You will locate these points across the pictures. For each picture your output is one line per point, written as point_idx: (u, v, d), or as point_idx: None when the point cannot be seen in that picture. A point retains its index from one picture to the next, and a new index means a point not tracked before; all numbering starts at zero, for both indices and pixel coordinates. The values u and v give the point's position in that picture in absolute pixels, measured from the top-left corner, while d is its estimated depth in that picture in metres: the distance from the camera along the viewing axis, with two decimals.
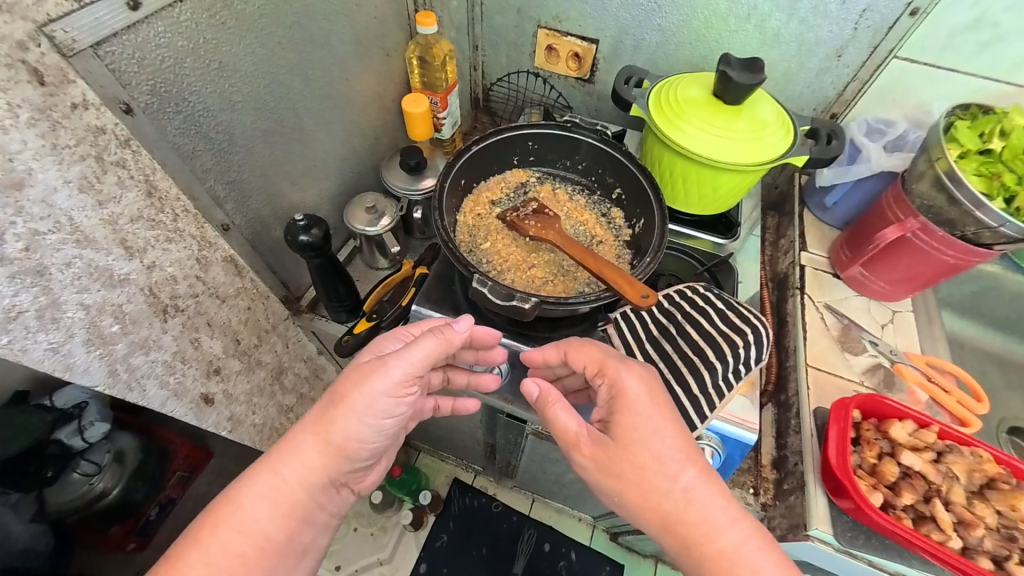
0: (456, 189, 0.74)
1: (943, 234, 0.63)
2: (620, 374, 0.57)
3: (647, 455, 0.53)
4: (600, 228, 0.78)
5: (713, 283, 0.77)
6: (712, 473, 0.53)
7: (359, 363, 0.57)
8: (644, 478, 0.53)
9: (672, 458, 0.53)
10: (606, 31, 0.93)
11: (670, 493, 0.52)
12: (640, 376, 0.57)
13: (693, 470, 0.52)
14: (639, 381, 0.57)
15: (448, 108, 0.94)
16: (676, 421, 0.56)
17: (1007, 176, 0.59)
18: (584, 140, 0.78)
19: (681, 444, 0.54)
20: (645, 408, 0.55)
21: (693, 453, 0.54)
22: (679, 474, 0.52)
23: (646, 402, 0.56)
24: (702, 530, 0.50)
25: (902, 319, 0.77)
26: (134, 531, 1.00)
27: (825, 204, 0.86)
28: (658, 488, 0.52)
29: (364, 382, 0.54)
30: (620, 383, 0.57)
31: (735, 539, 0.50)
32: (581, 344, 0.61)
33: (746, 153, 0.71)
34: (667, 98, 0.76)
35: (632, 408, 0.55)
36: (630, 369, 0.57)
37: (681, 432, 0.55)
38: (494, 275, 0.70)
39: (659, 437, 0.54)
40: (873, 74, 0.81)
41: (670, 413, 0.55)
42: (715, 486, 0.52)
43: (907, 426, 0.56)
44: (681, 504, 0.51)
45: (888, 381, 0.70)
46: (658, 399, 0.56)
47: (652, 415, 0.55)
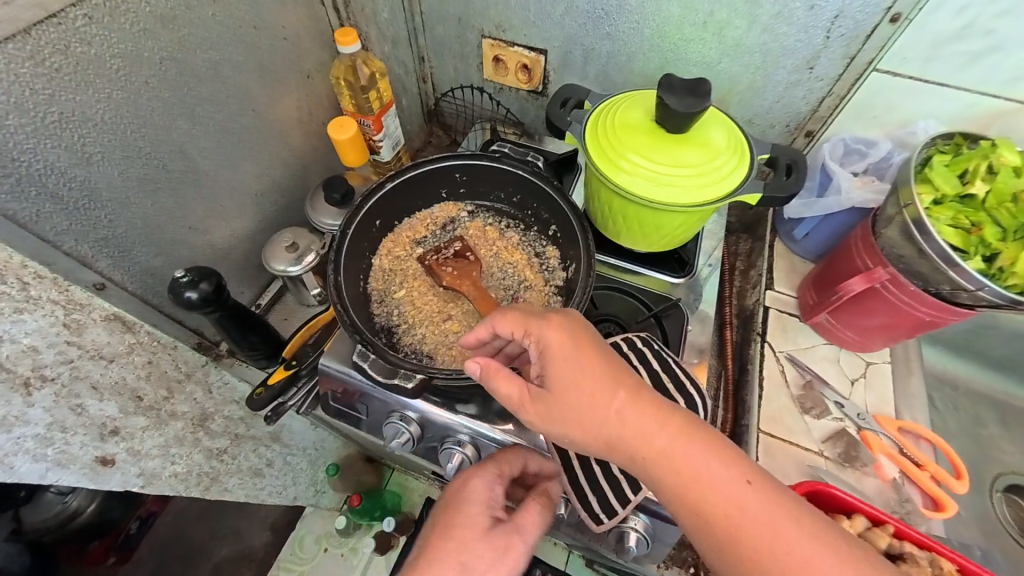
0: (369, 231, 0.67)
1: (916, 289, 0.53)
2: (543, 328, 0.46)
3: (577, 393, 0.44)
4: (531, 270, 0.69)
5: (659, 333, 0.68)
6: (641, 388, 0.44)
7: (483, 530, 0.55)
8: (583, 420, 0.43)
9: (603, 387, 0.43)
10: (553, 41, 0.84)
11: (606, 420, 0.43)
12: (565, 319, 0.47)
13: (621, 394, 0.43)
14: (560, 330, 0.46)
15: (385, 130, 0.89)
16: (603, 349, 0.46)
17: (988, 229, 0.49)
18: (516, 172, 0.71)
19: (607, 368, 0.44)
20: (565, 350, 0.45)
21: (620, 373, 0.44)
22: (611, 399, 0.43)
23: (569, 344, 0.45)
24: (640, 442, 0.42)
25: (875, 373, 0.66)
26: (114, 546, 1.20)
27: (795, 235, 0.75)
28: (592, 423, 0.43)
29: (500, 562, 0.53)
30: (540, 335, 0.46)
31: (671, 440, 0.42)
32: (504, 311, 0.49)
33: (691, 188, 0.63)
34: (605, 123, 0.68)
35: (559, 357, 0.45)
36: (556, 324, 0.46)
37: (604, 357, 0.45)
38: (403, 331, 0.62)
39: (588, 373, 0.44)
40: (849, 88, 0.70)
41: (595, 349, 0.45)
42: (642, 398, 0.43)
43: (857, 525, 0.48)
44: (620, 428, 0.42)
45: (850, 453, 0.60)
46: (582, 336, 0.46)
47: (580, 356, 0.45)
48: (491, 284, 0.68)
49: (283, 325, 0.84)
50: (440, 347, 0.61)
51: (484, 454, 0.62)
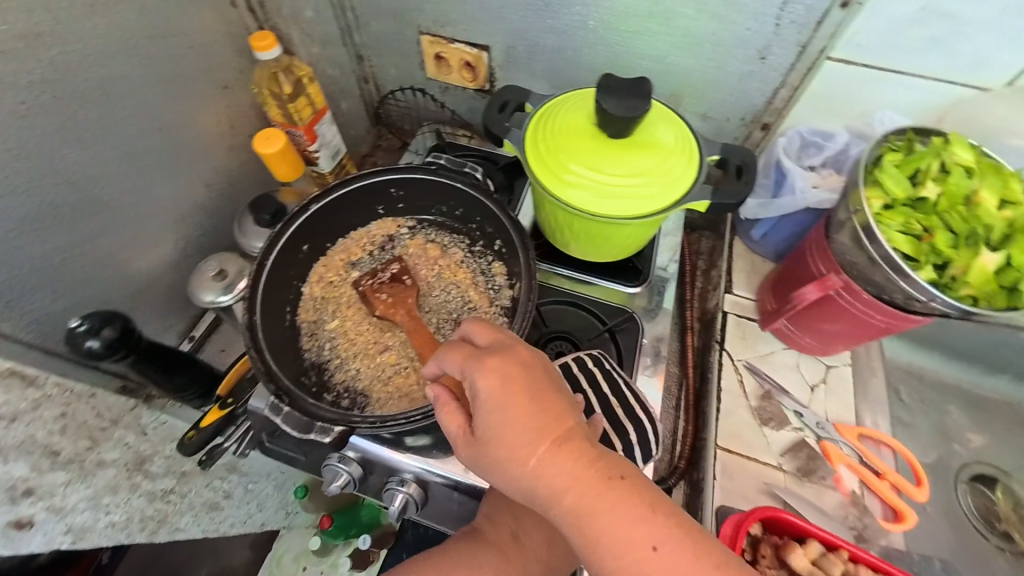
0: (295, 258, 0.62)
1: (869, 296, 0.50)
2: (477, 372, 0.41)
3: (499, 441, 0.39)
4: (476, 290, 0.65)
5: (612, 349, 0.65)
6: (568, 437, 0.39)
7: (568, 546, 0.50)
8: (504, 469, 0.39)
9: (525, 436, 0.39)
10: (494, 36, 0.78)
11: (520, 475, 0.39)
12: (504, 357, 0.42)
13: (543, 446, 0.38)
14: (492, 374, 0.41)
15: (320, 138, 0.82)
16: (535, 393, 0.41)
17: (940, 235, 0.45)
18: (455, 184, 0.66)
19: (534, 415, 0.40)
20: (493, 395, 0.40)
21: (543, 422, 0.39)
22: (531, 450, 0.39)
23: (499, 389, 0.41)
24: (550, 499, 0.38)
25: (836, 377, 0.63)
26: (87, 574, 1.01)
27: (753, 235, 0.72)
28: (513, 474, 0.39)
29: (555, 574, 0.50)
30: (474, 376, 0.42)
31: (582, 499, 0.37)
32: (449, 345, 0.45)
33: (636, 197, 0.59)
34: (543, 129, 0.64)
35: (486, 401, 0.41)
36: (492, 366, 0.42)
37: (534, 401, 0.40)
38: (335, 367, 0.58)
39: (512, 421, 0.39)
40: (803, 79, 0.66)
41: (525, 393, 0.40)
42: (566, 450, 0.38)
43: (810, 551, 0.45)
44: (532, 484, 0.38)
45: (809, 466, 0.57)
46: (514, 378, 0.41)
47: (502, 405, 0.40)
48: (434, 307, 0.63)
49: (220, 356, 0.79)
50: (375, 384, 0.56)
51: (431, 490, 0.58)
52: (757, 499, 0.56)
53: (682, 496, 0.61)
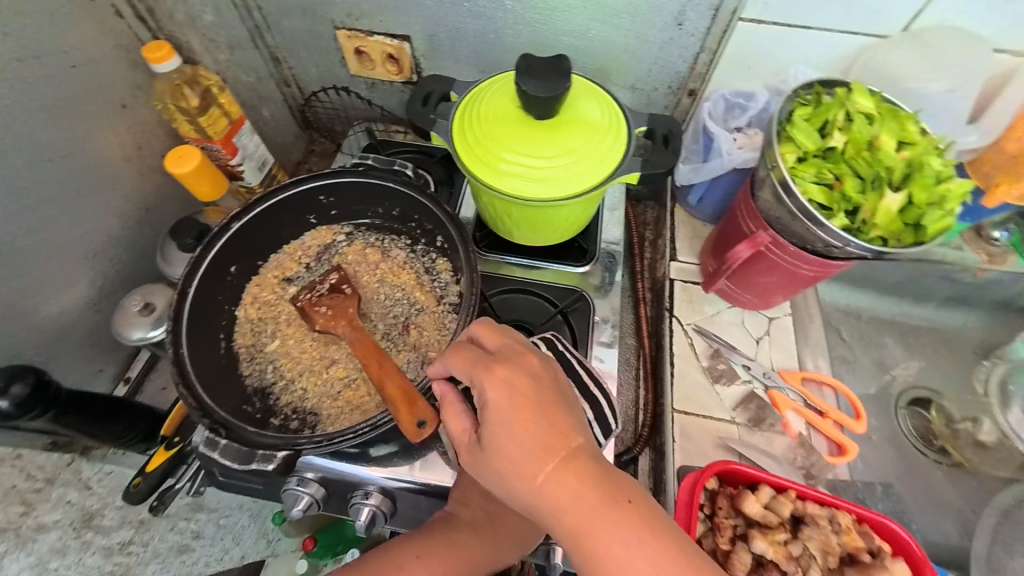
0: (222, 282, 0.58)
1: (794, 248, 0.52)
2: (484, 380, 0.40)
3: (502, 453, 0.38)
4: (422, 290, 0.63)
5: (565, 330, 0.66)
6: (575, 455, 0.37)
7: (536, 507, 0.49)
8: (504, 481, 0.38)
9: (530, 451, 0.37)
10: (413, 26, 0.75)
11: (521, 487, 0.37)
12: (512, 367, 0.40)
13: (548, 464, 0.37)
14: (499, 385, 0.39)
15: (242, 151, 0.77)
16: (542, 408, 0.39)
17: (848, 182, 0.47)
18: (386, 184, 0.63)
19: (541, 430, 0.38)
20: (498, 408, 0.39)
21: (549, 438, 0.38)
22: (535, 466, 0.37)
23: (506, 401, 0.39)
24: (550, 514, 0.37)
25: (778, 328, 0.66)
26: None
27: (691, 201, 0.74)
28: (514, 487, 0.38)
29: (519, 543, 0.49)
30: (482, 385, 0.40)
31: (582, 516, 0.36)
32: (455, 348, 0.44)
33: (568, 177, 0.58)
34: (470, 118, 0.62)
35: (490, 413, 0.39)
36: (498, 376, 0.40)
37: (540, 416, 0.38)
38: (281, 390, 0.55)
39: (516, 436, 0.38)
40: (720, 41, 0.67)
41: (531, 408, 0.38)
42: (571, 469, 0.37)
43: (761, 497, 0.46)
44: (534, 498, 0.37)
45: (760, 415, 0.60)
46: (522, 391, 0.39)
47: (507, 418, 0.38)
48: (379, 314, 0.61)
49: (163, 395, 0.74)
50: (324, 400, 0.54)
51: (400, 500, 0.57)
52: (714, 454, 0.58)
53: (649, 462, 0.62)
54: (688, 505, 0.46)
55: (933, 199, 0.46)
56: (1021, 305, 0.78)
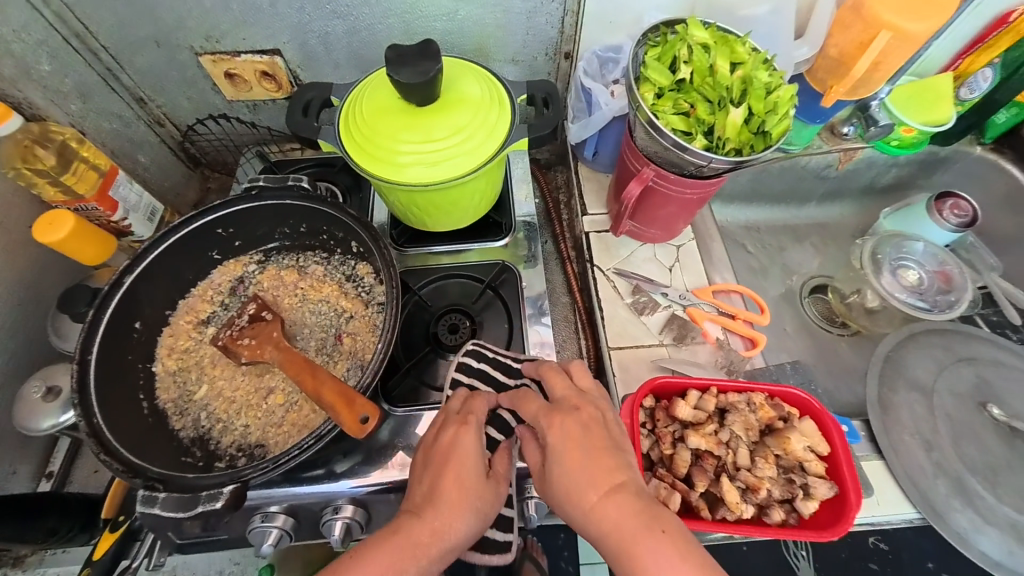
0: (128, 339, 0.55)
1: (674, 176, 0.57)
2: (544, 422, 0.47)
3: (559, 486, 0.43)
4: (346, 298, 0.62)
5: (497, 302, 0.68)
6: (621, 488, 0.41)
7: (478, 470, 0.47)
8: (566, 511, 0.43)
9: (579, 482, 0.42)
10: (279, 38, 0.73)
11: (574, 515, 0.42)
12: (568, 413, 0.46)
13: (594, 494, 0.41)
14: (553, 425, 0.46)
15: (123, 204, 0.72)
16: (591, 446, 0.44)
17: (700, 109, 0.53)
18: (283, 202, 0.61)
19: (590, 464, 0.43)
20: (552, 444, 0.45)
21: (596, 472, 0.42)
22: (583, 496, 0.42)
23: (558, 439, 0.45)
24: (601, 542, 0.40)
25: (685, 254, 0.73)
26: None
27: (587, 156, 0.78)
28: (573, 518, 0.42)
29: (474, 506, 0.45)
30: (543, 428, 0.47)
31: (625, 542, 0.39)
32: (525, 397, 0.51)
33: (462, 158, 0.60)
34: (354, 120, 0.62)
35: (547, 448, 0.45)
36: (553, 421, 0.46)
37: (590, 452, 0.44)
38: (221, 431, 0.54)
39: (568, 469, 0.43)
40: (578, 2, 0.70)
41: (582, 446, 0.44)
42: (614, 500, 0.41)
43: (689, 400, 0.52)
44: (586, 527, 0.41)
45: (684, 331, 0.66)
46: (572, 432, 0.45)
47: (559, 455, 0.44)
48: (308, 332, 0.61)
49: (96, 477, 0.68)
50: (269, 430, 0.53)
51: (370, 506, 0.57)
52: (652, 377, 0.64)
53: None
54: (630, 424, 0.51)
55: (768, 107, 0.52)
56: (880, 187, 0.90)
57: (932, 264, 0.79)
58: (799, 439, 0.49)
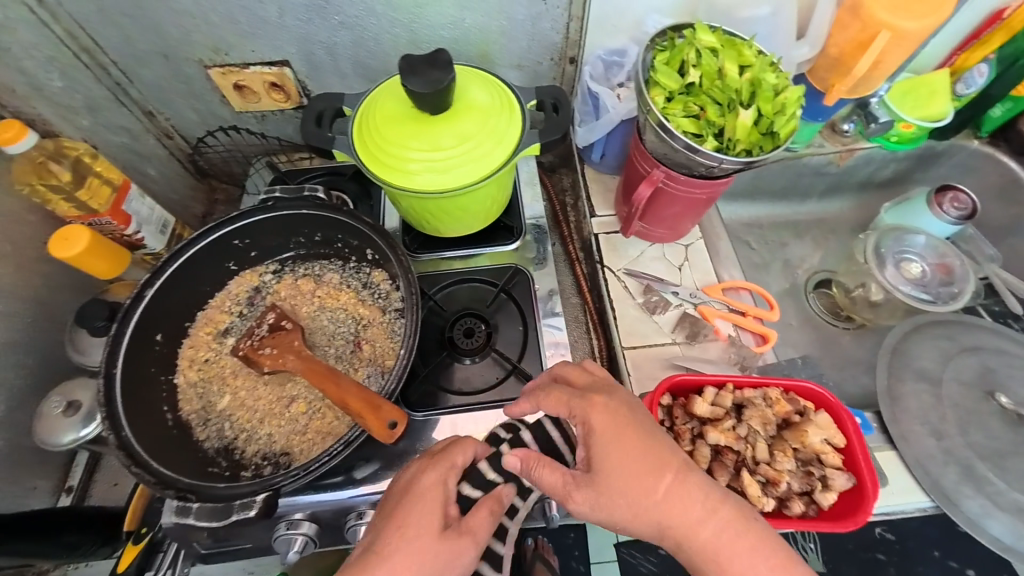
0: (150, 352, 0.55)
1: (684, 177, 0.59)
2: (586, 410, 0.47)
3: (630, 474, 0.43)
4: (363, 306, 0.63)
5: (510, 306, 0.69)
6: (689, 467, 0.45)
7: (427, 519, 0.45)
8: (636, 501, 0.43)
9: (651, 465, 0.44)
10: (286, 48, 0.74)
11: (654, 503, 0.43)
12: (611, 397, 0.47)
13: (671, 476, 0.44)
14: (602, 413, 0.46)
15: (135, 218, 0.72)
16: (648, 430, 0.46)
17: (711, 111, 0.54)
18: (299, 213, 0.62)
19: (654, 448, 0.45)
20: (609, 432, 0.45)
21: (664, 454, 0.45)
22: (659, 480, 0.43)
23: (615, 426, 0.45)
24: (685, 527, 0.42)
25: (694, 252, 0.74)
26: None
27: (594, 159, 0.79)
28: (649, 507, 0.43)
29: (411, 560, 0.43)
30: (590, 417, 0.46)
31: (714, 521, 0.42)
32: (548, 389, 0.50)
33: (477, 163, 0.61)
34: (368, 128, 0.62)
35: (604, 437, 0.45)
36: (605, 407, 0.47)
37: (647, 434, 0.46)
38: (245, 441, 0.54)
39: (635, 454, 0.44)
40: (583, 8, 0.71)
41: (641, 430, 0.46)
42: (689, 480, 0.44)
43: (706, 397, 0.53)
44: (668, 512, 0.43)
45: (696, 329, 0.67)
46: (622, 416, 0.46)
47: (623, 442, 0.45)
48: (327, 339, 0.61)
49: (114, 492, 0.68)
50: (293, 438, 0.54)
51: None
52: (666, 374, 0.65)
53: None
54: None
55: (776, 108, 0.53)
56: (880, 182, 0.92)
57: (932, 257, 0.81)
58: (816, 432, 0.50)
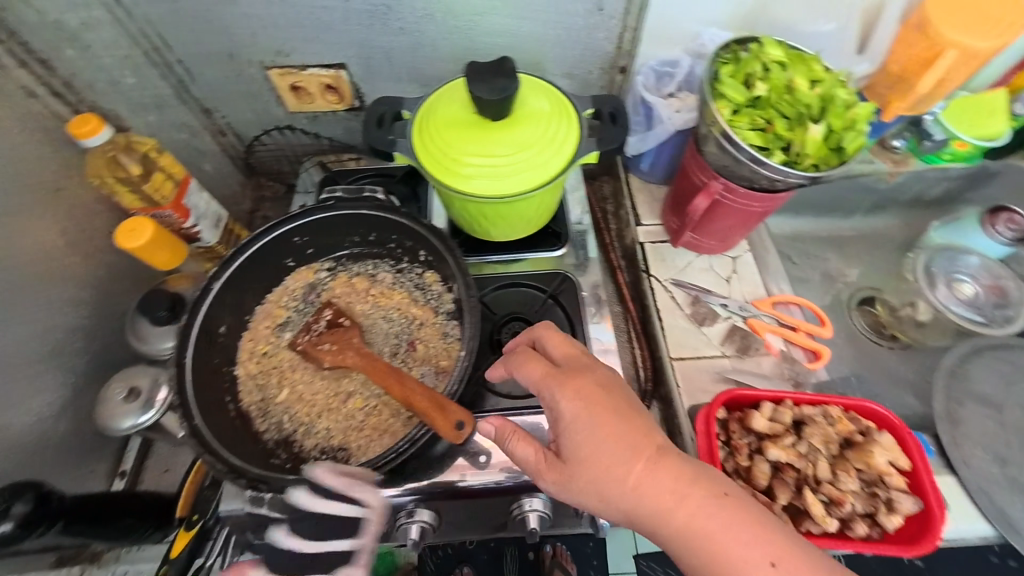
0: (215, 343, 0.56)
1: (744, 190, 0.59)
2: (556, 394, 0.47)
3: (598, 461, 0.44)
4: (416, 306, 0.64)
5: (559, 312, 0.69)
6: (664, 455, 0.44)
7: None
8: (604, 487, 0.43)
9: (626, 453, 0.43)
10: (345, 52, 0.75)
11: (623, 490, 0.43)
12: (583, 381, 0.47)
13: (642, 464, 0.43)
14: (575, 399, 0.46)
15: (194, 212, 0.73)
16: (620, 413, 0.45)
17: (779, 124, 0.54)
18: (358, 212, 0.63)
19: (628, 434, 0.44)
20: (579, 416, 0.45)
21: (636, 441, 0.44)
22: (627, 469, 0.43)
23: (585, 411, 0.45)
24: (654, 514, 0.42)
25: (742, 265, 0.73)
26: None
27: (642, 168, 0.80)
28: (618, 493, 0.43)
29: None
30: (560, 401, 0.46)
31: (686, 509, 0.41)
32: (526, 361, 0.50)
33: (535, 169, 0.61)
34: (429, 130, 0.63)
35: (574, 423, 0.45)
36: (582, 391, 0.47)
37: (622, 419, 0.45)
38: (303, 434, 0.55)
39: (604, 440, 0.44)
40: (639, 19, 0.71)
41: (614, 415, 0.45)
42: (663, 468, 0.43)
43: (765, 412, 0.52)
44: (636, 499, 0.43)
45: (747, 342, 0.67)
46: (594, 400, 0.46)
47: (592, 428, 0.45)
48: (381, 338, 0.62)
49: (165, 478, 0.69)
50: (350, 434, 0.55)
51: (442, 509, 0.58)
52: (716, 387, 0.64)
53: (660, 413, 0.68)
54: (706, 434, 0.52)
55: (846, 123, 0.53)
56: (927, 200, 0.90)
57: (985, 278, 0.81)
58: (881, 454, 0.50)
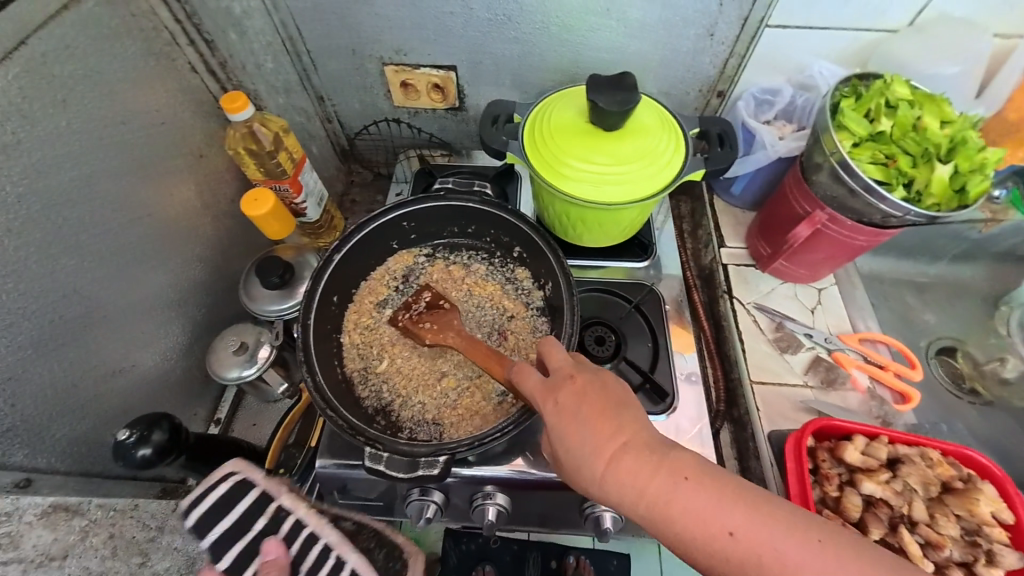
0: (329, 309, 0.61)
1: (852, 222, 0.59)
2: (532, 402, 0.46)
3: (571, 463, 0.42)
4: (508, 299, 0.67)
5: (642, 323, 0.70)
6: (625, 450, 0.40)
7: None
8: (583, 487, 0.42)
9: (584, 454, 0.41)
10: (457, 56, 0.80)
11: (595, 489, 0.41)
12: (550, 389, 0.45)
13: (605, 463, 0.40)
14: (547, 404, 0.44)
15: (306, 189, 0.79)
16: (585, 413, 0.43)
17: (902, 160, 0.55)
18: (466, 205, 0.66)
19: (592, 434, 0.42)
20: (552, 424, 0.44)
21: (600, 440, 0.41)
22: (594, 468, 0.41)
23: (554, 418, 0.44)
24: (626, 510, 0.40)
25: (827, 297, 0.73)
26: None
27: (731, 191, 0.81)
28: (593, 490, 0.42)
29: None
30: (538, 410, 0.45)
31: (651, 499, 0.38)
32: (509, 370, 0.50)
33: (639, 181, 0.64)
34: (541, 133, 0.67)
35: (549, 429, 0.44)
36: (549, 399, 0.44)
37: (590, 421, 0.42)
38: (400, 405, 0.59)
39: (573, 443, 0.42)
40: (749, 46, 0.73)
41: (581, 418, 0.43)
42: (626, 463, 0.40)
43: (859, 445, 0.52)
44: (605, 495, 0.41)
45: (831, 375, 0.66)
46: (564, 407, 0.43)
47: (563, 435, 0.43)
48: (473, 325, 0.65)
49: (253, 432, 0.75)
50: (444, 411, 0.58)
51: (515, 494, 0.61)
52: (797, 416, 0.64)
53: (730, 435, 0.68)
54: (797, 457, 0.52)
55: (974, 166, 0.53)
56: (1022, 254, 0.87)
57: None
58: (986, 503, 0.48)
